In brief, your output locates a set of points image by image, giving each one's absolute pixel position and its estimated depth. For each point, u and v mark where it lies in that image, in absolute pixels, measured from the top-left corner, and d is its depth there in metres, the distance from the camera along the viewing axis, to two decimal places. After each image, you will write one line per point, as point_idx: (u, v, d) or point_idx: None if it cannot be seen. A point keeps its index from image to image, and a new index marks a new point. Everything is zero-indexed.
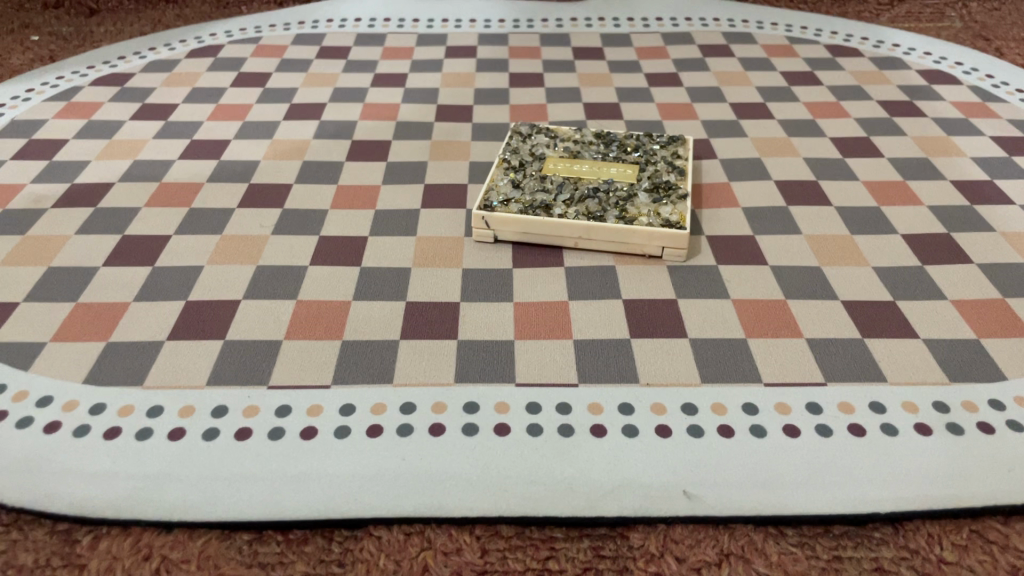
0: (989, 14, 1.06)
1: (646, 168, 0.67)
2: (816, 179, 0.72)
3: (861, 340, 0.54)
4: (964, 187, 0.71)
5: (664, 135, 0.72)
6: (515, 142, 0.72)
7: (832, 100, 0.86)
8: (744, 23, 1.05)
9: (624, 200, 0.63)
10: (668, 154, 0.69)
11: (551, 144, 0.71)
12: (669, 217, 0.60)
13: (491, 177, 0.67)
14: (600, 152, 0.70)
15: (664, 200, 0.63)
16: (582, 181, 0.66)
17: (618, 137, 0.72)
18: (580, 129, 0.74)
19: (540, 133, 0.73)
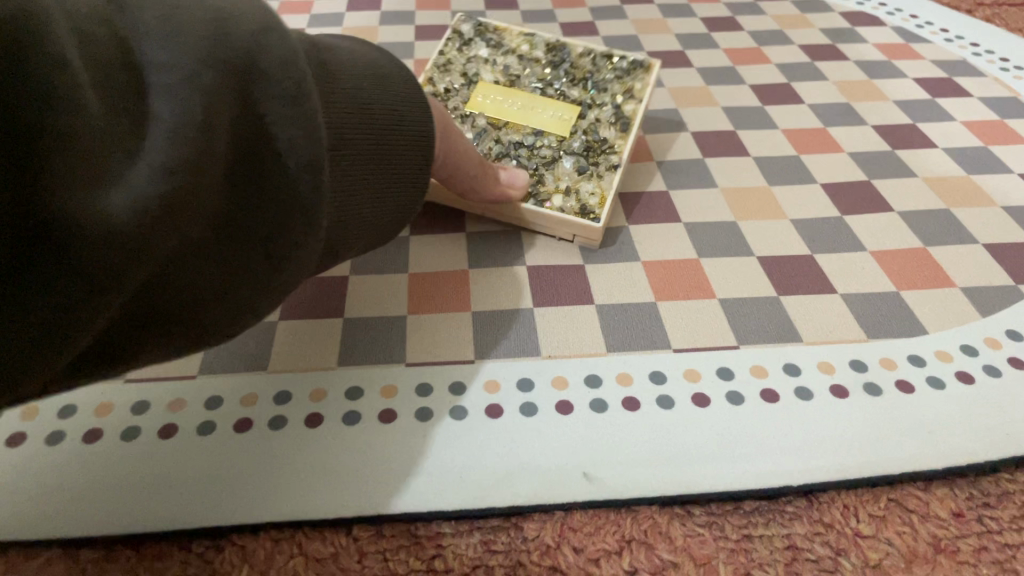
0: None
1: (586, 113, 0.60)
2: (734, 128, 0.69)
3: (777, 298, 0.51)
4: (886, 131, 0.68)
5: (625, 55, 0.62)
6: (451, 56, 0.64)
7: (752, 45, 0.82)
8: None
9: (550, 169, 0.57)
10: (620, 90, 0.60)
11: (491, 65, 0.63)
12: (588, 200, 0.54)
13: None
14: (542, 81, 0.62)
15: (591, 171, 0.56)
16: (506, 131, 0.60)
17: (572, 58, 0.63)
18: (532, 39, 0.64)
19: (483, 44, 0.64)
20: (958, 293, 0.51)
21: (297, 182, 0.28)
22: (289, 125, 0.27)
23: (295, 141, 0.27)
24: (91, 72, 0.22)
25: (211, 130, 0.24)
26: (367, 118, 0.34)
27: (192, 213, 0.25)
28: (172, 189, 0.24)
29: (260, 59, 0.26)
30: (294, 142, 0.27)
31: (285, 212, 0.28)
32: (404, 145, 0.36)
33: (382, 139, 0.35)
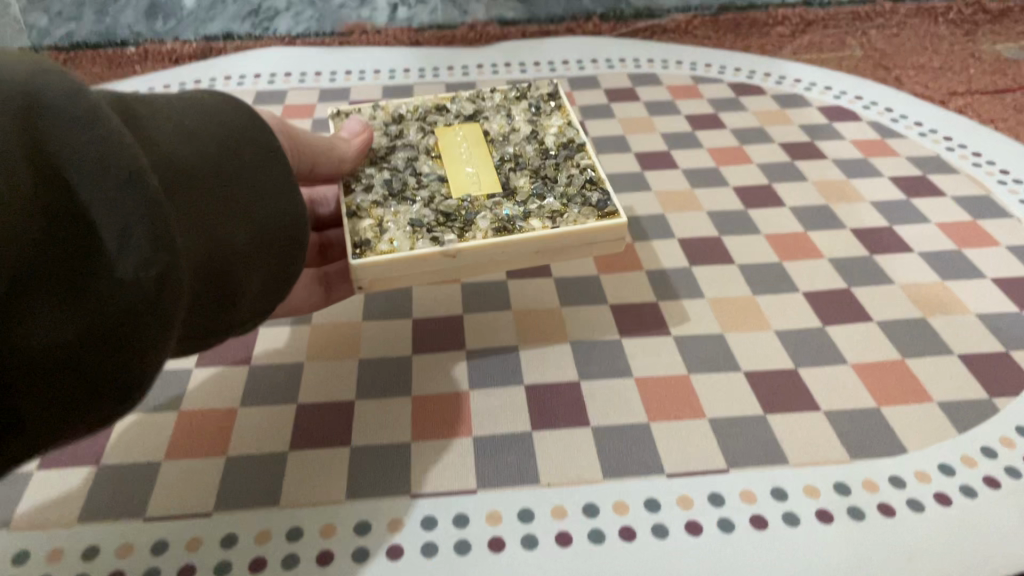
0: (888, 41, 1.11)
1: (492, 198, 0.59)
2: (719, 234, 0.72)
3: (764, 416, 0.53)
4: (864, 235, 0.71)
5: (603, 193, 0.57)
6: (500, 97, 0.69)
7: (734, 144, 0.86)
8: (649, 63, 1.05)
9: (402, 211, 0.58)
10: (552, 202, 0.58)
11: (504, 122, 0.66)
12: (379, 243, 0.55)
13: (415, 101, 0.69)
14: (507, 157, 0.62)
15: (419, 230, 0.56)
16: (422, 160, 0.63)
17: (563, 159, 0.61)
18: (568, 129, 0.64)
19: (524, 107, 0.68)
20: (935, 408, 0.54)
21: (119, 203, 0.33)
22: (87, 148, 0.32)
23: (101, 160, 0.32)
24: None
25: (11, 164, 0.30)
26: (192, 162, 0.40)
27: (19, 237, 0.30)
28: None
29: (45, 98, 0.32)
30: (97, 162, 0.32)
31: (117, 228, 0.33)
32: (249, 185, 0.43)
33: (213, 176, 0.41)
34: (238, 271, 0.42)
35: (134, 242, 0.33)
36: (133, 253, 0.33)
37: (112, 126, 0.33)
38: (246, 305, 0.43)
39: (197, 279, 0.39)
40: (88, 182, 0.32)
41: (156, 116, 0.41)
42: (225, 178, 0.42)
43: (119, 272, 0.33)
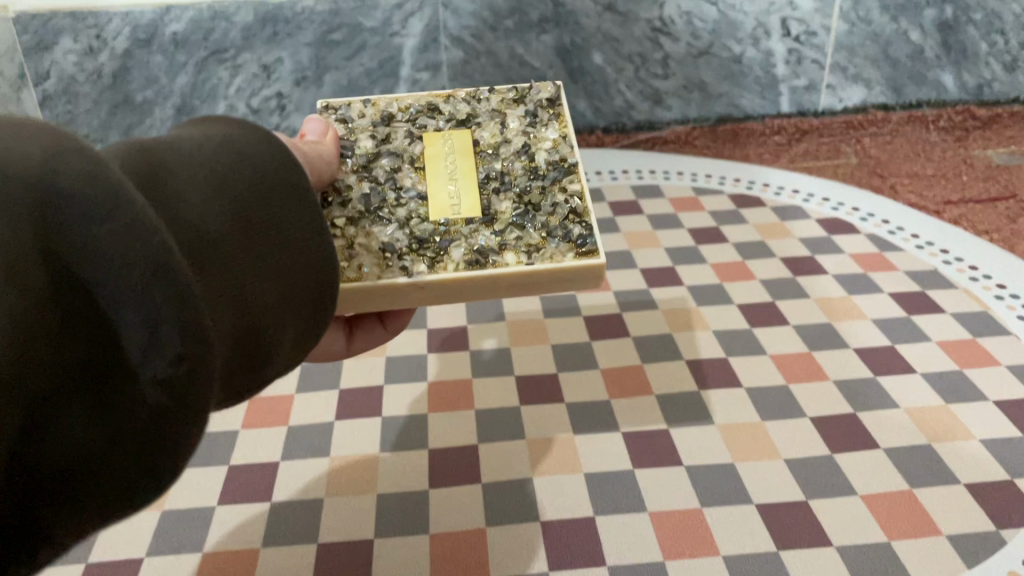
0: (883, 147, 1.14)
1: (468, 227, 0.57)
2: (726, 355, 0.74)
3: (777, 553, 0.54)
4: (867, 354, 0.73)
5: (584, 232, 0.56)
6: (498, 97, 0.64)
7: (737, 259, 0.89)
8: (651, 174, 1.09)
9: (377, 231, 0.57)
10: (527, 242, 0.56)
11: (498, 130, 0.62)
12: (347, 269, 0.55)
13: (406, 97, 0.64)
14: (493, 176, 0.60)
15: (387, 255, 0.55)
16: (405, 170, 0.60)
17: (549, 184, 0.59)
18: (561, 145, 0.61)
19: (521, 111, 0.63)
20: (945, 542, 0.55)
21: (142, 297, 0.31)
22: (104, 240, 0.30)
23: (124, 254, 0.30)
24: None
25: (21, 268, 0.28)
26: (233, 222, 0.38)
27: (44, 348, 0.29)
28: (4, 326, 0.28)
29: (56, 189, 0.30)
30: (119, 260, 0.30)
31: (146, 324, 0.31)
32: (297, 233, 0.41)
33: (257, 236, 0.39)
34: (292, 331, 0.40)
35: (164, 336, 0.31)
36: (161, 350, 0.31)
37: (135, 210, 0.31)
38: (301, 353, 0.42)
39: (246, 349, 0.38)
40: (111, 279, 0.30)
41: (194, 169, 0.38)
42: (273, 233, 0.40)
43: (153, 372, 0.31)
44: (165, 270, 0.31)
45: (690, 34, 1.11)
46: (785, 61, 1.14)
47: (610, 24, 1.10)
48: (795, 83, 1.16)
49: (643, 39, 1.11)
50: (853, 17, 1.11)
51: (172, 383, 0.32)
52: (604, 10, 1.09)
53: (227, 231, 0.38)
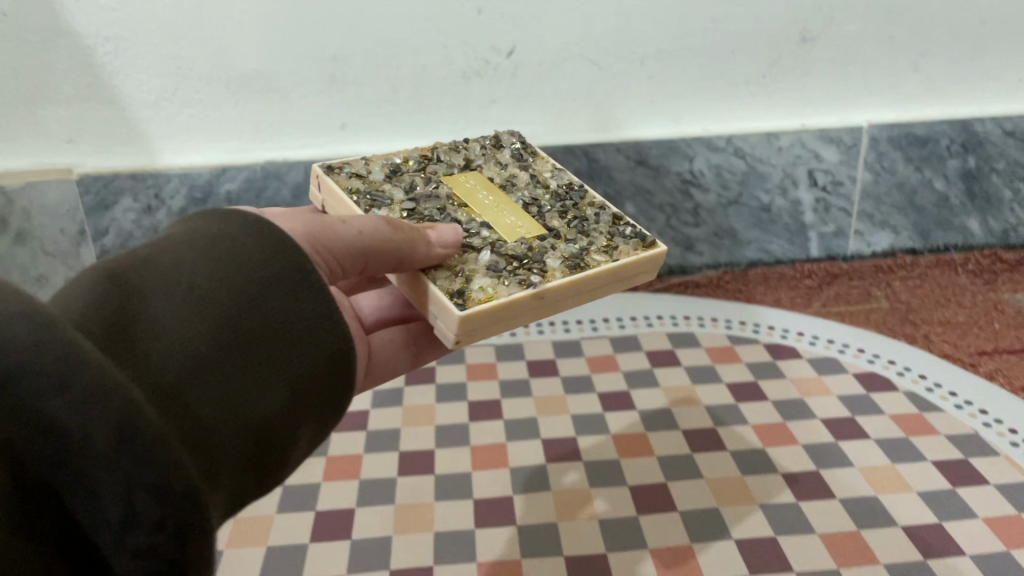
0: (912, 291, 1.17)
1: (545, 239, 0.76)
2: (775, 534, 0.77)
3: None
4: (913, 533, 0.78)
5: (629, 225, 0.78)
6: (479, 148, 0.89)
7: (778, 421, 0.93)
8: (686, 319, 1.11)
9: (477, 259, 0.72)
10: (599, 242, 0.76)
11: (497, 173, 0.86)
12: (472, 292, 0.67)
13: (402, 156, 0.86)
14: (527, 201, 0.81)
15: (500, 275, 0.70)
16: (451, 209, 0.79)
17: (577, 201, 0.82)
18: (556, 174, 0.86)
19: (510, 162, 0.88)
20: None
21: (115, 463, 0.39)
22: (78, 424, 0.39)
23: (84, 424, 0.39)
24: None
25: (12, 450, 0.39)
26: (209, 348, 0.47)
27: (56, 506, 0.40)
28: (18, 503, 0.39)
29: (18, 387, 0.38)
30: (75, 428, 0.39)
31: (121, 492, 0.40)
32: (269, 344, 0.50)
33: (232, 350, 0.48)
34: (283, 425, 0.50)
35: (139, 496, 0.40)
36: (139, 513, 0.40)
37: (80, 386, 0.39)
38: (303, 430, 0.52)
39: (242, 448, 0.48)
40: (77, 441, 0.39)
41: (165, 310, 0.47)
42: (251, 343, 0.49)
43: (137, 524, 0.40)
44: (125, 434, 0.40)
45: (720, 185, 1.16)
46: (814, 209, 1.18)
47: (642, 178, 1.16)
48: (823, 229, 1.20)
49: (673, 190, 1.16)
50: (877, 166, 1.16)
51: (153, 545, 0.41)
52: (636, 164, 1.15)
53: (202, 357, 0.47)
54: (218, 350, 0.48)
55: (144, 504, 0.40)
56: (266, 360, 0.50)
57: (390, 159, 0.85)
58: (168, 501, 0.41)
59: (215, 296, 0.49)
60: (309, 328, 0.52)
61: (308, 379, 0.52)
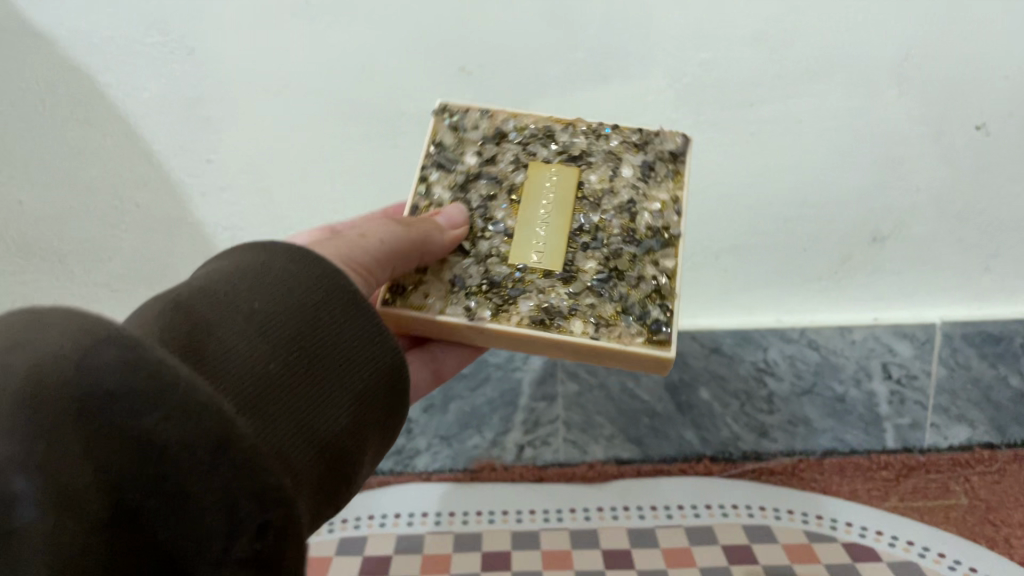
0: (992, 487, 1.11)
1: (550, 280, 0.79)
2: None
3: None
4: None
5: (656, 318, 0.76)
6: (617, 147, 0.86)
7: None
8: (762, 511, 1.09)
9: (458, 264, 0.81)
10: (597, 314, 0.77)
11: (605, 178, 0.84)
12: (422, 301, 0.79)
13: (526, 122, 0.88)
14: (586, 228, 0.82)
15: (461, 294, 0.79)
16: (502, 204, 0.84)
17: (639, 254, 0.80)
18: (656, 216, 0.82)
19: (637, 172, 0.84)
20: None
21: (218, 476, 0.44)
22: (179, 444, 0.44)
23: (181, 438, 0.44)
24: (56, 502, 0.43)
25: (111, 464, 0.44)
26: (277, 375, 0.55)
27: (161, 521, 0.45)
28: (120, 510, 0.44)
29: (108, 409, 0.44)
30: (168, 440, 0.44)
31: (223, 499, 0.44)
32: (326, 375, 0.58)
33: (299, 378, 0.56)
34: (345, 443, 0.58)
35: (242, 507, 0.44)
36: (244, 521, 0.44)
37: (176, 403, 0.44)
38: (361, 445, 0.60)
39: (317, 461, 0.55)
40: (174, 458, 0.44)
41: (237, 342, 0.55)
42: (311, 373, 0.57)
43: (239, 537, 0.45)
44: (223, 450, 0.44)
45: (794, 373, 1.18)
46: (888, 400, 1.17)
47: (717, 365, 1.19)
48: (899, 420, 1.17)
49: (747, 377, 1.18)
50: (951, 361, 1.17)
51: (256, 553, 0.45)
52: (710, 352, 1.20)
53: (272, 385, 0.54)
54: (283, 369, 0.56)
55: (254, 510, 0.45)
56: (327, 380, 0.58)
57: (516, 117, 0.88)
58: (268, 506, 0.45)
59: (274, 326, 0.58)
60: (359, 356, 0.61)
61: (362, 401, 0.60)
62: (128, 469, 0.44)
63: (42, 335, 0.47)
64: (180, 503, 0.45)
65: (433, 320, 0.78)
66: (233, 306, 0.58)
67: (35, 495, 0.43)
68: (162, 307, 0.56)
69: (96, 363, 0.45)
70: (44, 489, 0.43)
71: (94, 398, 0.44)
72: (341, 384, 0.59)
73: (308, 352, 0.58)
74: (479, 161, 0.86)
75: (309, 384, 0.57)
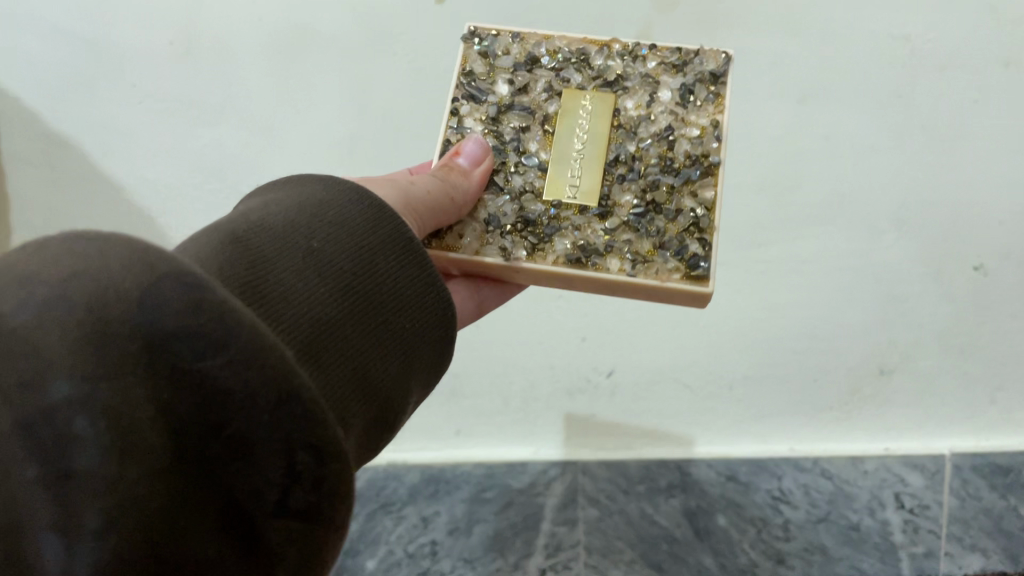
0: None
1: (587, 212, 0.82)
2: None
3: None
4: None
5: (693, 254, 0.79)
6: (654, 67, 0.87)
7: None
8: None
9: (493, 203, 0.83)
10: (634, 249, 0.80)
11: (642, 100, 0.86)
12: (459, 238, 0.81)
13: (559, 46, 0.88)
14: (622, 154, 0.84)
15: (496, 233, 0.82)
16: (533, 135, 0.86)
17: (676, 184, 0.82)
18: (695, 140, 0.83)
19: (674, 90, 0.86)
20: None
21: (278, 424, 0.43)
22: (243, 388, 0.42)
23: (246, 374, 0.42)
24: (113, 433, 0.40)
25: (167, 389, 0.42)
26: (331, 320, 0.57)
27: (208, 455, 0.43)
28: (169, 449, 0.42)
29: (167, 340, 0.42)
30: (233, 378, 0.42)
31: (284, 451, 0.44)
32: (374, 328, 0.61)
33: (353, 327, 0.59)
34: (387, 390, 0.61)
35: (299, 457, 0.44)
36: (302, 470, 0.44)
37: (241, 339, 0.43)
38: (400, 399, 0.63)
39: (363, 403, 0.58)
40: (237, 396, 0.42)
41: (296, 286, 0.57)
42: (362, 321, 0.61)
43: (294, 485, 0.44)
44: (289, 395, 0.43)
45: (809, 502, 1.19)
46: (902, 529, 1.18)
47: (734, 492, 1.21)
48: (913, 549, 1.18)
49: (763, 505, 1.20)
50: (962, 492, 1.20)
51: (309, 505, 0.45)
52: (727, 479, 1.21)
53: (328, 327, 0.57)
54: (337, 314, 0.58)
55: (313, 459, 0.45)
56: (375, 328, 0.61)
57: (549, 40, 0.89)
58: (324, 460, 0.45)
59: (331, 273, 0.60)
60: (403, 306, 0.65)
61: (402, 357, 0.64)
62: (189, 412, 0.42)
63: (98, 262, 0.44)
64: (239, 450, 0.43)
65: (467, 258, 0.80)
66: (291, 247, 0.59)
67: (96, 438, 0.39)
68: (219, 243, 0.56)
69: (160, 300, 0.42)
70: (108, 428, 0.40)
71: (159, 335, 0.42)
72: (390, 334, 0.62)
73: (360, 299, 0.61)
74: (512, 90, 0.87)
75: (360, 336, 0.60)
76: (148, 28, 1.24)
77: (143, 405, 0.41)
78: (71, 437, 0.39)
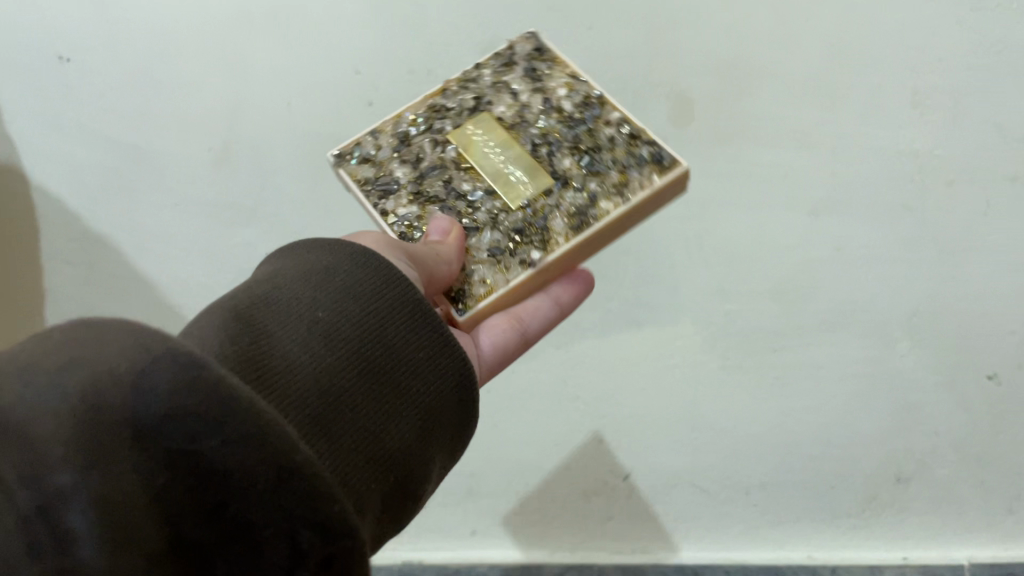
0: None
1: (556, 196, 0.92)
2: None
3: None
4: None
5: (643, 147, 0.93)
6: (481, 87, 1.01)
7: None
8: None
9: (478, 241, 0.91)
10: (608, 174, 0.93)
11: (529, 106, 0.99)
12: (473, 289, 0.88)
13: (410, 118, 1.00)
14: (552, 147, 0.96)
15: (507, 258, 0.90)
16: (456, 177, 0.95)
17: (598, 113, 0.97)
18: (584, 97, 0.98)
19: (532, 91, 1.00)
20: None
21: (278, 503, 0.47)
22: (241, 466, 0.46)
23: (242, 455, 0.46)
24: (110, 518, 0.43)
25: (167, 469, 0.46)
26: (337, 397, 0.60)
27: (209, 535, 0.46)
28: (167, 532, 0.45)
29: (162, 423, 0.46)
30: (230, 458, 0.46)
31: (285, 531, 0.47)
32: (383, 401, 0.64)
33: (360, 403, 0.61)
34: (400, 463, 0.62)
35: (303, 537, 0.48)
36: (306, 548, 0.48)
37: (239, 414, 0.47)
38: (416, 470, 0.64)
39: (374, 476, 0.60)
40: (236, 474, 0.46)
41: (300, 365, 0.60)
42: (370, 398, 0.63)
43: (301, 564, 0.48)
44: (289, 473, 0.47)
45: None
46: None
47: None
48: None
49: None
50: None
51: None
52: None
53: (334, 405, 0.59)
54: (342, 392, 0.61)
55: (317, 536, 0.48)
56: (385, 400, 0.64)
57: (401, 119, 1.00)
58: (329, 537, 0.48)
59: (336, 349, 0.63)
60: (415, 375, 0.67)
61: (414, 426, 0.65)
62: (183, 496, 0.46)
63: (97, 353, 0.48)
64: (240, 533, 0.47)
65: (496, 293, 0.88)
66: (294, 324, 0.63)
67: (93, 526, 0.42)
68: (223, 320, 0.60)
69: (153, 387, 0.47)
70: (104, 519, 0.42)
71: (154, 420, 0.46)
72: (400, 399, 0.65)
73: (368, 373, 0.64)
74: (414, 165, 0.97)
75: (369, 408, 0.62)
76: (186, 136, 1.31)
77: (141, 488, 0.45)
78: (66, 531, 0.41)
